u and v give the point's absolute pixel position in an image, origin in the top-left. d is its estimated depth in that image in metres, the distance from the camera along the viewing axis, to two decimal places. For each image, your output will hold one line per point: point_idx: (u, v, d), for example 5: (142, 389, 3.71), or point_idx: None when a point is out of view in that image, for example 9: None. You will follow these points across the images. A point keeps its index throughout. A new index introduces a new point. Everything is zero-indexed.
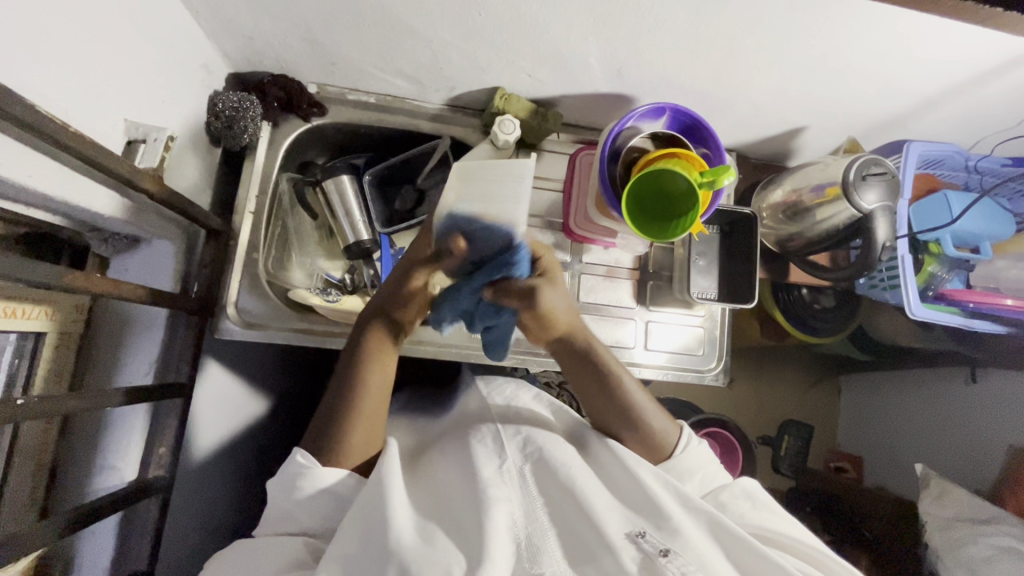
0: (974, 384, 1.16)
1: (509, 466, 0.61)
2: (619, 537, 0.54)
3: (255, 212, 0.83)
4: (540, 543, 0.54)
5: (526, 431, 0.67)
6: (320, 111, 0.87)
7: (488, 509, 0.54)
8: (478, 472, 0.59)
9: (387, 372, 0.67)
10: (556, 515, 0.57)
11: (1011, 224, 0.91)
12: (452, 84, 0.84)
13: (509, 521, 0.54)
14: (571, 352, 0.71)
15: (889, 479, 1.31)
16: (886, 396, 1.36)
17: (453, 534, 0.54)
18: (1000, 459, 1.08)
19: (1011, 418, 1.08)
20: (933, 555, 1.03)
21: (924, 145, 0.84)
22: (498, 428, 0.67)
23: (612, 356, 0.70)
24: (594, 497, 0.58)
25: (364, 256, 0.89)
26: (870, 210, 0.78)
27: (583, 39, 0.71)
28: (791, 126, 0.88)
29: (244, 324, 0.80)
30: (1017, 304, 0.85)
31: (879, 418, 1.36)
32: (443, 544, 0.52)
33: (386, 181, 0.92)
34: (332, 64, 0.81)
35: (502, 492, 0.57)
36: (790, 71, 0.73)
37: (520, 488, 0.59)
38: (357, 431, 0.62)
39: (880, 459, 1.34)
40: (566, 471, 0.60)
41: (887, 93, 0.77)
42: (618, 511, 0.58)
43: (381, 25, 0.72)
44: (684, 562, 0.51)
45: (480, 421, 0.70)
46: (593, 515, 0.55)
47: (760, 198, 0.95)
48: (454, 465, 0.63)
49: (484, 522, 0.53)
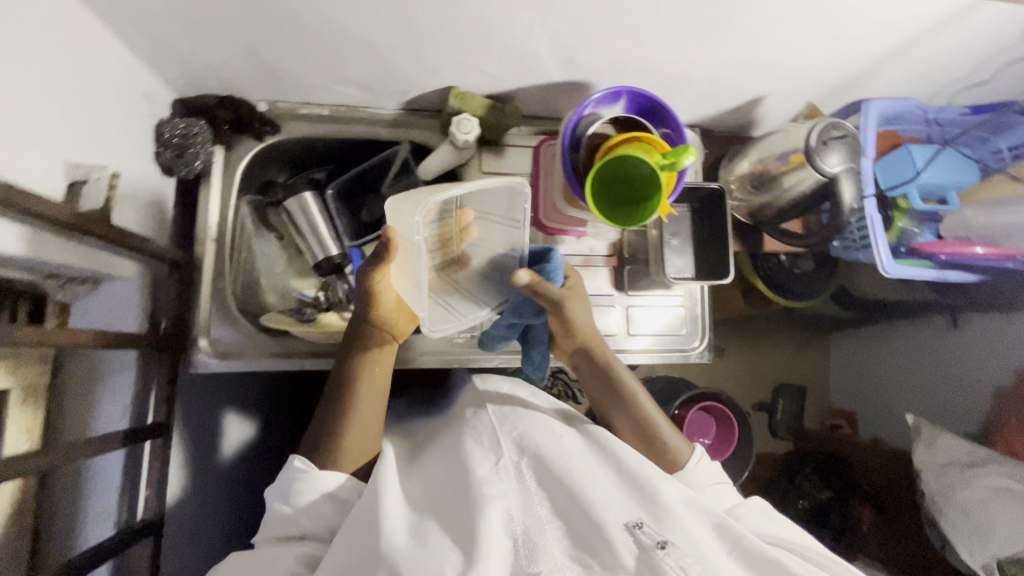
0: (956, 328, 1.24)
1: (505, 463, 0.61)
2: (617, 528, 0.54)
3: (217, 240, 0.81)
4: (537, 537, 0.54)
5: (522, 426, 0.65)
6: (274, 129, 0.85)
7: (483, 508, 0.55)
8: (472, 471, 0.59)
9: (376, 375, 0.70)
10: (557, 508, 0.57)
11: (977, 171, 0.93)
12: (405, 87, 0.82)
13: (505, 518, 0.55)
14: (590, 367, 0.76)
15: (884, 430, 1.36)
16: (877, 350, 1.39)
17: (448, 531, 0.55)
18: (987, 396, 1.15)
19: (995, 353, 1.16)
20: (930, 502, 1.12)
21: (882, 103, 0.84)
22: (493, 422, 0.66)
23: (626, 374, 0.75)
24: (589, 487, 0.57)
25: (336, 271, 0.89)
26: (836, 172, 0.77)
27: (530, 30, 0.69)
28: (750, 96, 0.87)
29: (219, 355, 0.78)
30: (986, 251, 0.87)
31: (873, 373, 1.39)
32: (439, 544, 0.53)
33: (351, 193, 0.91)
34: (280, 79, 0.79)
35: (496, 490, 0.57)
36: (743, 42, 0.73)
37: (516, 483, 0.59)
38: (351, 431, 0.65)
39: (874, 412, 1.37)
40: (562, 466, 0.59)
41: (842, 55, 0.76)
42: (615, 498, 0.58)
43: (322, 34, 0.69)
44: (682, 556, 0.52)
45: (475, 412, 0.69)
46: (588, 506, 0.55)
47: (725, 171, 0.93)
48: (449, 465, 0.63)
49: (479, 520, 0.53)
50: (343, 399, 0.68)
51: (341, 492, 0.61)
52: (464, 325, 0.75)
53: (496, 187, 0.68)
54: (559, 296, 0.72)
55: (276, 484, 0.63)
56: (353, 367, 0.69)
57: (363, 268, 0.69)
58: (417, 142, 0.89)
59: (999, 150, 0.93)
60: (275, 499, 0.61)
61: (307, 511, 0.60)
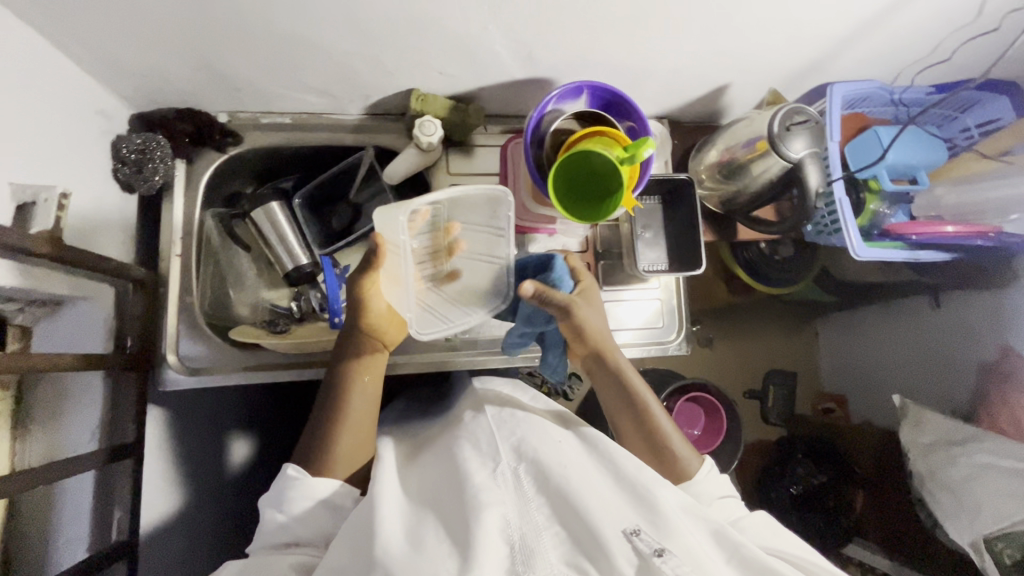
0: (939, 308, 1.22)
1: (503, 470, 0.60)
2: (615, 533, 0.53)
3: (182, 255, 0.80)
4: (534, 544, 0.53)
5: (521, 432, 0.65)
6: (235, 139, 0.84)
7: (479, 513, 0.53)
8: (469, 478, 0.58)
9: (373, 382, 0.71)
10: (555, 514, 0.56)
11: (944, 150, 0.93)
12: (365, 92, 0.81)
13: (501, 523, 0.54)
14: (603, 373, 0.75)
15: (873, 414, 1.35)
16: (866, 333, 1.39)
17: (444, 537, 0.54)
18: (974, 379, 1.13)
19: (978, 328, 1.13)
20: (919, 482, 1.13)
21: (846, 86, 0.83)
22: (493, 429, 0.66)
23: (639, 381, 0.74)
24: (586, 493, 0.56)
25: (308, 279, 0.89)
26: (798, 158, 0.76)
27: (483, 29, 0.68)
28: (715, 85, 0.86)
29: (190, 371, 0.77)
30: (957, 230, 0.86)
31: (860, 354, 1.38)
32: (436, 550, 0.52)
33: (319, 201, 0.90)
34: (237, 89, 0.77)
35: (494, 496, 0.56)
36: (700, 31, 0.72)
37: (514, 488, 0.58)
38: (345, 440, 0.66)
39: (864, 395, 1.37)
40: (560, 471, 0.59)
41: (801, 40, 0.76)
42: (613, 504, 0.57)
43: (273, 42, 0.68)
44: (679, 563, 0.51)
45: (474, 420, 0.70)
46: (585, 511, 0.54)
47: (696, 161, 0.93)
48: (447, 473, 0.62)
49: (474, 525, 0.52)
50: (337, 404, 0.69)
51: (335, 498, 0.62)
52: (451, 330, 0.77)
53: (477, 197, 0.73)
54: (569, 301, 0.72)
55: (269, 495, 0.63)
56: (345, 371, 0.71)
57: (354, 275, 0.72)
58: (382, 146, 0.88)
59: (968, 128, 0.94)
60: (267, 510, 0.61)
61: (301, 519, 0.60)
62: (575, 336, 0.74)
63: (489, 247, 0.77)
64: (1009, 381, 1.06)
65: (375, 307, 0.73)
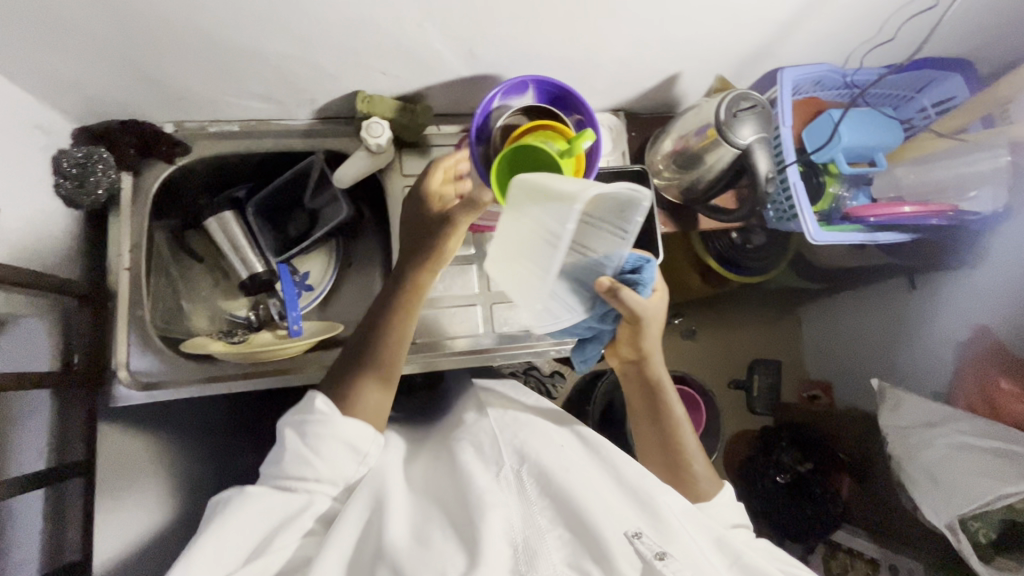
0: (916, 290, 1.23)
1: (507, 473, 0.63)
2: (617, 535, 0.54)
3: (131, 268, 0.78)
4: (536, 544, 0.54)
5: (522, 436, 0.68)
6: (184, 149, 0.82)
7: (481, 513, 0.56)
8: (473, 480, 0.61)
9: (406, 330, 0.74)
10: (557, 516, 0.57)
11: (899, 130, 0.93)
12: (311, 95, 0.80)
13: (505, 525, 0.55)
14: (643, 379, 0.78)
15: (860, 398, 1.35)
16: (846, 317, 1.39)
17: (451, 538, 0.56)
18: (951, 352, 1.14)
19: (957, 308, 1.14)
20: (897, 465, 1.12)
21: (796, 70, 0.83)
22: (496, 432, 0.69)
23: (673, 398, 0.78)
24: (587, 497, 0.57)
25: (265, 287, 0.87)
26: (747, 145, 0.76)
27: (419, 26, 0.67)
28: (666, 74, 0.86)
29: (142, 386, 0.76)
30: (913, 210, 0.86)
31: (843, 338, 1.39)
32: (440, 545, 0.55)
33: (274, 209, 0.90)
34: (180, 98, 0.76)
35: (497, 498, 0.58)
36: (641, 20, 0.71)
37: (517, 491, 0.60)
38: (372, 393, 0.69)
39: (850, 380, 1.37)
40: (564, 473, 0.61)
41: (745, 26, 0.75)
42: (616, 508, 0.58)
43: (208, 48, 0.67)
44: (680, 565, 0.51)
45: (477, 424, 0.73)
46: (586, 513, 0.55)
47: (652, 153, 0.92)
48: (451, 476, 0.65)
49: (479, 524, 0.54)
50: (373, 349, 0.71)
51: (362, 442, 0.65)
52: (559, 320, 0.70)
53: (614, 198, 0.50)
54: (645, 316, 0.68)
55: (300, 420, 0.65)
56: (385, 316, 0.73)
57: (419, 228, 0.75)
58: (332, 150, 0.87)
59: (924, 108, 0.95)
60: (291, 437, 0.63)
61: (328, 457, 0.63)
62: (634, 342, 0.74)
63: (608, 246, 0.58)
64: (984, 361, 1.05)
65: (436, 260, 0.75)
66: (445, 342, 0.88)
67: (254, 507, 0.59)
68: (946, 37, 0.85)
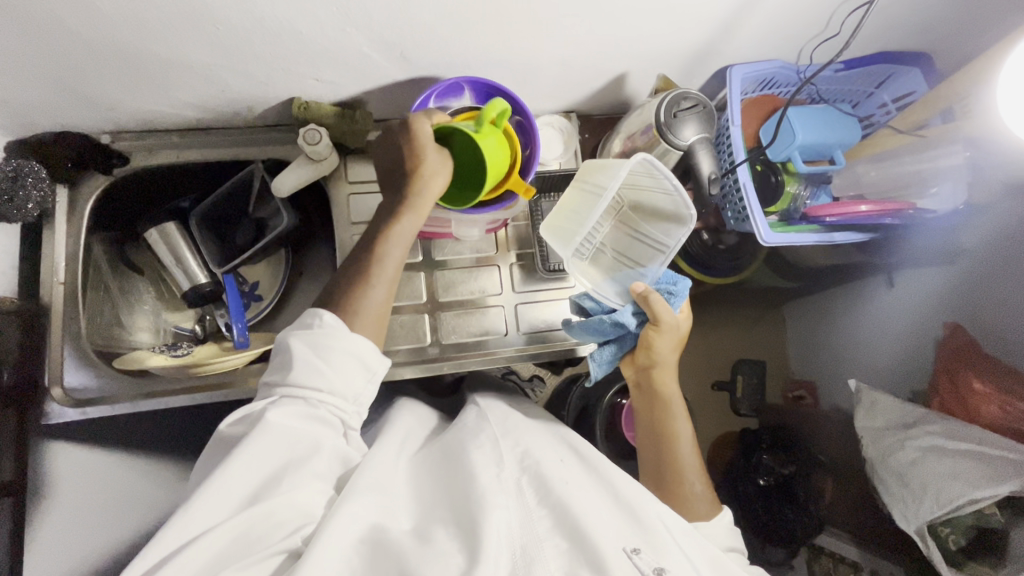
0: (894, 287, 1.19)
1: (507, 477, 0.59)
2: (615, 551, 0.52)
3: (66, 283, 0.78)
4: (534, 552, 0.52)
5: (525, 444, 0.65)
6: (123, 161, 0.81)
7: (484, 514, 0.52)
8: (475, 480, 0.57)
9: (409, 240, 0.66)
10: (555, 526, 0.55)
11: (856, 127, 0.91)
12: (246, 104, 0.78)
13: (505, 531, 0.53)
14: (652, 391, 0.76)
15: (843, 399, 1.26)
16: (825, 316, 1.34)
17: (450, 536, 0.52)
18: (930, 349, 1.08)
19: (931, 300, 1.10)
20: (871, 468, 1.09)
21: (744, 68, 0.81)
22: (497, 436, 0.65)
23: (679, 416, 0.75)
24: (588, 509, 0.56)
25: (211, 300, 0.87)
26: (689, 144, 0.75)
27: (342, 32, 0.66)
28: (613, 75, 0.84)
29: (76, 403, 0.75)
30: (870, 209, 0.83)
31: (823, 338, 1.34)
32: (443, 543, 0.52)
33: (217, 220, 0.87)
34: (109, 110, 0.75)
35: (499, 499, 0.55)
36: (574, 19, 0.69)
37: (516, 496, 0.58)
38: (377, 296, 0.64)
39: (831, 378, 1.31)
40: (564, 485, 0.58)
41: (684, 25, 0.73)
42: (611, 523, 0.56)
43: (127, 61, 0.65)
44: None
45: (468, 423, 0.69)
46: (586, 529, 0.53)
47: (603, 155, 0.89)
48: (449, 474, 0.61)
49: (479, 527, 0.51)
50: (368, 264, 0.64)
51: (372, 361, 0.60)
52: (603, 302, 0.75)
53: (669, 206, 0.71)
54: (660, 323, 0.70)
55: (307, 334, 0.58)
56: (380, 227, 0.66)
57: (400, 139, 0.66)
58: (273, 158, 0.85)
59: (884, 103, 0.92)
60: (296, 358, 0.56)
61: (336, 375, 0.57)
62: (642, 348, 0.73)
63: (647, 258, 0.76)
64: (957, 361, 1.00)
65: (433, 172, 0.65)
66: (391, 351, 0.86)
67: (261, 440, 0.52)
68: (899, 31, 0.83)
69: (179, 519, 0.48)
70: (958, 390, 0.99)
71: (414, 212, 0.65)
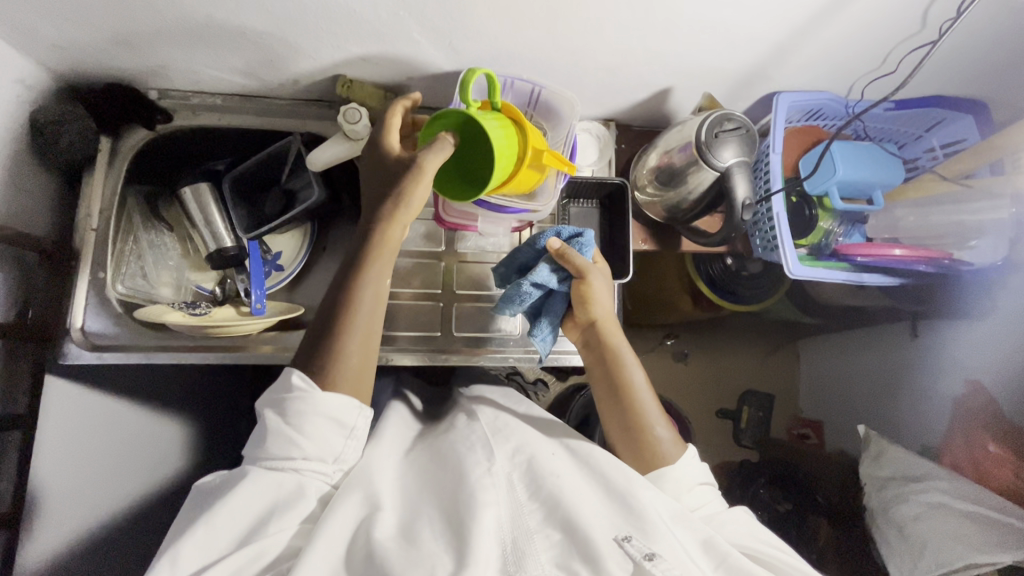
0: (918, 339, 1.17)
1: (497, 471, 0.60)
2: (605, 541, 0.52)
3: (99, 229, 0.80)
4: (525, 546, 0.52)
5: (517, 440, 0.65)
6: (165, 118, 0.82)
7: (473, 512, 0.53)
8: (467, 476, 0.58)
9: (380, 285, 0.64)
10: (547, 520, 0.55)
11: (901, 170, 0.89)
12: (292, 76, 0.79)
13: (496, 524, 0.53)
14: (596, 348, 0.75)
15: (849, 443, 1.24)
16: (842, 356, 1.32)
17: (440, 534, 0.53)
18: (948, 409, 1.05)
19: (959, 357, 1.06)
20: (870, 516, 1.06)
21: (793, 95, 0.80)
22: (487, 435, 0.66)
23: (634, 365, 0.73)
24: (580, 502, 0.56)
25: (230, 263, 0.87)
26: (727, 167, 0.75)
27: (394, 15, 0.66)
28: (656, 88, 0.83)
29: (93, 347, 0.77)
30: (904, 254, 0.81)
31: (843, 377, 1.31)
32: (430, 545, 0.51)
33: (248, 187, 0.89)
34: (161, 67, 0.75)
35: (489, 495, 0.55)
36: (626, 27, 0.69)
37: (507, 490, 0.58)
38: (354, 350, 0.61)
39: (838, 420, 1.29)
40: (553, 479, 0.58)
41: (735, 46, 0.72)
42: (603, 514, 0.56)
43: (184, 21, 0.66)
44: (670, 566, 0.50)
45: (455, 425, 0.71)
46: (577, 520, 0.53)
47: (637, 168, 0.89)
48: (441, 474, 0.62)
49: (471, 521, 0.52)
50: (345, 304, 0.62)
51: (347, 416, 0.59)
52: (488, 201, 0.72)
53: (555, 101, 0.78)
54: (585, 270, 0.72)
55: (280, 401, 0.58)
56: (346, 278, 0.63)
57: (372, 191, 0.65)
58: (311, 132, 0.87)
59: (931, 148, 0.91)
60: (274, 420, 0.57)
61: (315, 437, 0.57)
62: (579, 304, 0.74)
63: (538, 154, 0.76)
64: (974, 419, 0.98)
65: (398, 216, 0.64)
66: (402, 337, 0.86)
67: (242, 492, 0.53)
68: (956, 74, 0.80)
69: (164, 565, 0.48)
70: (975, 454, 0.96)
71: (379, 260, 0.64)
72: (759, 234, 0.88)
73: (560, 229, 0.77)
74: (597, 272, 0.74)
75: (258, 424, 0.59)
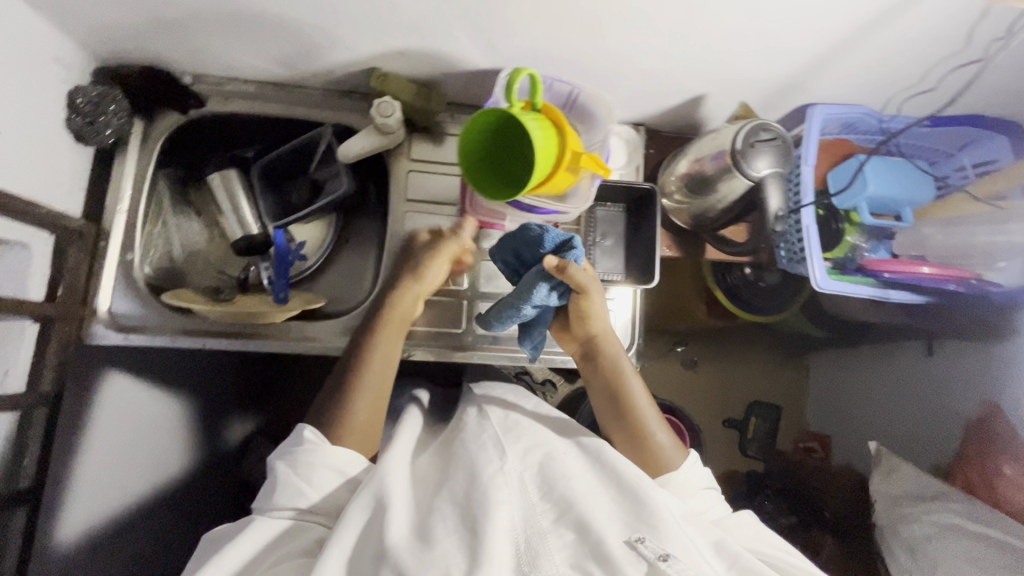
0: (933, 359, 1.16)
1: (509, 469, 0.60)
2: (617, 543, 0.52)
3: (128, 211, 0.81)
4: (538, 547, 0.52)
5: (527, 439, 0.65)
6: (197, 103, 0.82)
7: (488, 512, 0.53)
8: (479, 474, 0.58)
9: (390, 351, 0.73)
10: (559, 521, 0.55)
11: (932, 188, 0.89)
12: (327, 67, 0.79)
13: (509, 524, 0.53)
14: (595, 361, 0.76)
15: (856, 458, 1.23)
16: (852, 370, 1.31)
17: (453, 531, 0.53)
18: (959, 430, 1.04)
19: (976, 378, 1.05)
20: (879, 534, 1.05)
21: (828, 108, 0.80)
22: (498, 433, 0.65)
23: (631, 377, 0.73)
24: (592, 505, 0.56)
25: (258, 249, 0.88)
26: (762, 177, 0.75)
27: (436, 11, 0.66)
28: (690, 94, 0.83)
29: (119, 328, 0.78)
30: (933, 271, 0.80)
31: (853, 395, 1.29)
32: (444, 544, 0.51)
33: (276, 175, 0.90)
34: (199, 53, 0.76)
35: (502, 494, 0.55)
36: (668, 32, 0.68)
37: (520, 490, 0.58)
38: (360, 408, 0.67)
39: (846, 434, 1.28)
40: (565, 482, 0.58)
41: (775, 56, 0.72)
42: (615, 514, 0.56)
43: (226, 8, 0.66)
44: (684, 567, 0.50)
45: (466, 420, 0.71)
46: (590, 523, 0.53)
47: (665, 174, 0.88)
48: (453, 469, 0.62)
49: (484, 524, 0.52)
50: (357, 362, 0.72)
51: (351, 468, 0.61)
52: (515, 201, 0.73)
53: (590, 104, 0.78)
54: (586, 287, 0.70)
55: (290, 454, 0.61)
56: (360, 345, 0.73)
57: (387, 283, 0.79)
58: (341, 124, 0.87)
59: (963, 167, 0.88)
60: (283, 470, 0.60)
61: (321, 487, 0.59)
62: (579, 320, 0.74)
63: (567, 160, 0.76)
64: (990, 443, 0.98)
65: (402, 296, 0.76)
66: (421, 332, 0.86)
67: (247, 538, 0.55)
68: (995, 94, 0.80)
69: None
70: (989, 475, 0.96)
71: (388, 331, 0.74)
72: (785, 244, 0.87)
73: (546, 235, 0.71)
74: (595, 287, 0.73)
75: (269, 476, 0.61)
